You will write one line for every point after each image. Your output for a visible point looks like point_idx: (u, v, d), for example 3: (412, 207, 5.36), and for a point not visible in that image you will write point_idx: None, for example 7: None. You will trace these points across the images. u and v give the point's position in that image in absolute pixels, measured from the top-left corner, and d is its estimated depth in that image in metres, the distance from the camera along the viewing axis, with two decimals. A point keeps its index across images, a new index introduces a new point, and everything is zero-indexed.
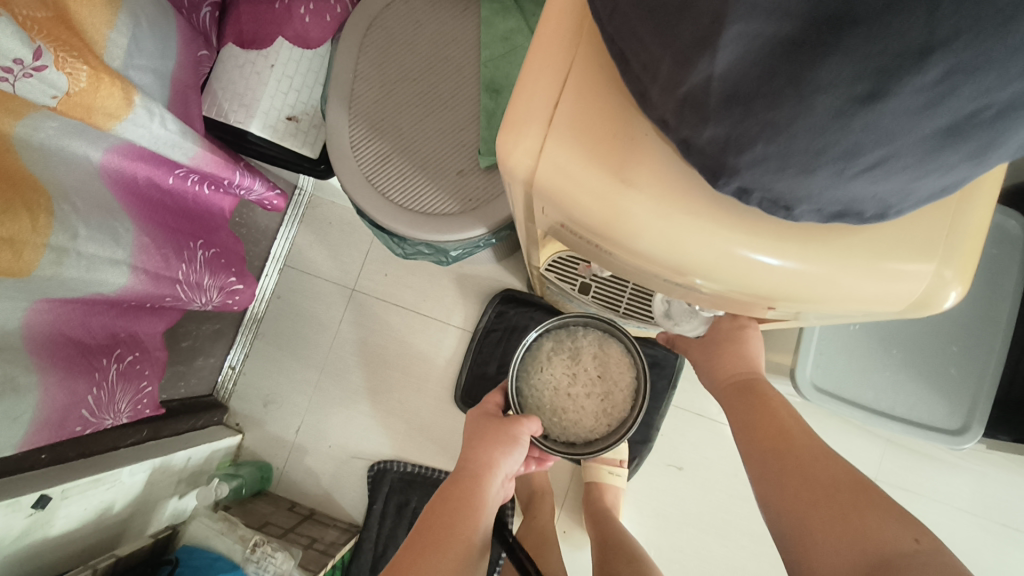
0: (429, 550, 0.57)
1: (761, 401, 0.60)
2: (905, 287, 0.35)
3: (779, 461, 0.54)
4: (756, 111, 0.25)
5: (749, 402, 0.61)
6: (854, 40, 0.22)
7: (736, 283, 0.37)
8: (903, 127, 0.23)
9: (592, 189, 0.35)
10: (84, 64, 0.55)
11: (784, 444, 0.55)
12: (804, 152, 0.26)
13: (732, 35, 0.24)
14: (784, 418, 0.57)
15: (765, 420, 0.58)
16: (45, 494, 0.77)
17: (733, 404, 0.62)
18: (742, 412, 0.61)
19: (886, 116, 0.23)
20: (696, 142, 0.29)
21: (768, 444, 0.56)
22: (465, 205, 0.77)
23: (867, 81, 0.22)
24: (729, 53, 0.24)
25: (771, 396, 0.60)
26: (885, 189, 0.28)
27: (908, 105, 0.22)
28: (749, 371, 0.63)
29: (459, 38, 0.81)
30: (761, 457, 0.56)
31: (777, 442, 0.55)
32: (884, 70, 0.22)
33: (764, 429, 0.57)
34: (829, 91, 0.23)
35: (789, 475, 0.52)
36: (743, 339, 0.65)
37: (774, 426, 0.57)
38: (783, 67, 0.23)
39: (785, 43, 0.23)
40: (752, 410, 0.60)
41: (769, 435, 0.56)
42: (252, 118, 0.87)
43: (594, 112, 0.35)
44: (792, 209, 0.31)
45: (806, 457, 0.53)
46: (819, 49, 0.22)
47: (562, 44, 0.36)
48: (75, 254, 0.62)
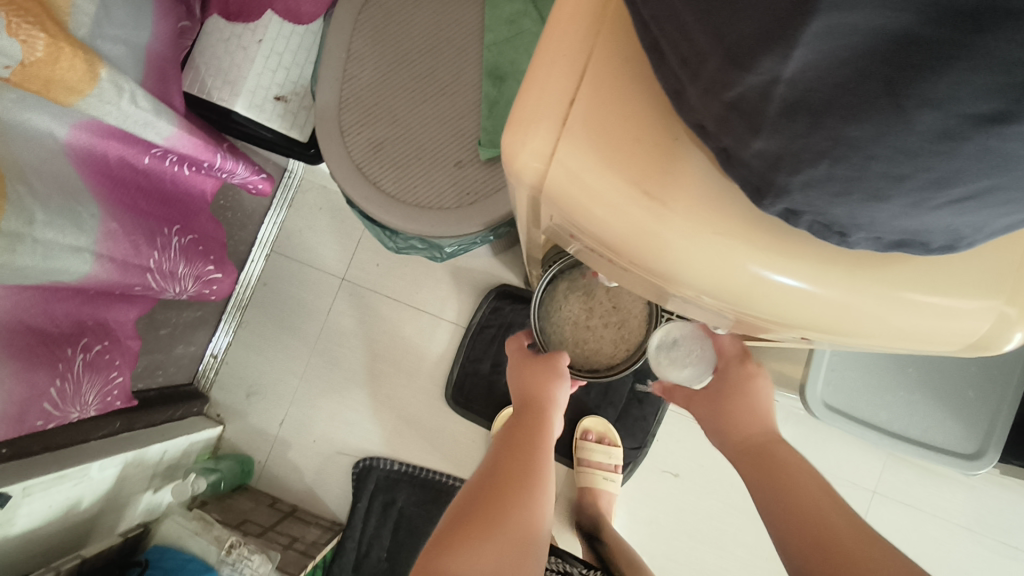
0: (506, 493, 0.55)
1: (781, 465, 0.53)
2: (962, 325, 0.31)
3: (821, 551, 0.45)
4: (827, 125, 0.20)
5: (766, 466, 0.54)
6: (993, 42, 0.17)
7: (763, 311, 0.33)
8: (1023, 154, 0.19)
9: (610, 200, 0.30)
10: (41, 31, 0.50)
11: (821, 527, 0.47)
12: (880, 176, 0.21)
13: (818, 30, 0.19)
14: (812, 491, 0.50)
15: (794, 491, 0.50)
16: (5, 492, 0.72)
17: (750, 470, 0.55)
18: (763, 480, 0.53)
19: (1009, 141, 0.19)
20: (738, 154, 0.25)
21: (802, 526, 0.48)
22: (462, 198, 0.72)
23: (996, 98, 0.18)
24: (807, 52, 0.19)
25: (788, 458, 0.53)
26: (964, 221, 0.24)
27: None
28: (762, 430, 0.57)
29: (461, 19, 0.74)
30: (795, 540, 0.48)
31: (813, 524, 0.47)
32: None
33: (790, 505, 0.50)
34: (939, 107, 0.19)
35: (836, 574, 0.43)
36: (747, 392, 0.60)
37: (803, 503, 0.49)
38: (882, 71, 0.19)
39: (895, 39, 0.18)
40: (774, 479, 0.52)
41: (799, 513, 0.48)
42: (237, 97, 0.81)
43: (615, 111, 0.30)
44: (847, 235, 0.26)
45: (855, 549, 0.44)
46: (943, 54, 0.18)
47: (580, 31, 0.31)
48: (30, 241, 0.57)
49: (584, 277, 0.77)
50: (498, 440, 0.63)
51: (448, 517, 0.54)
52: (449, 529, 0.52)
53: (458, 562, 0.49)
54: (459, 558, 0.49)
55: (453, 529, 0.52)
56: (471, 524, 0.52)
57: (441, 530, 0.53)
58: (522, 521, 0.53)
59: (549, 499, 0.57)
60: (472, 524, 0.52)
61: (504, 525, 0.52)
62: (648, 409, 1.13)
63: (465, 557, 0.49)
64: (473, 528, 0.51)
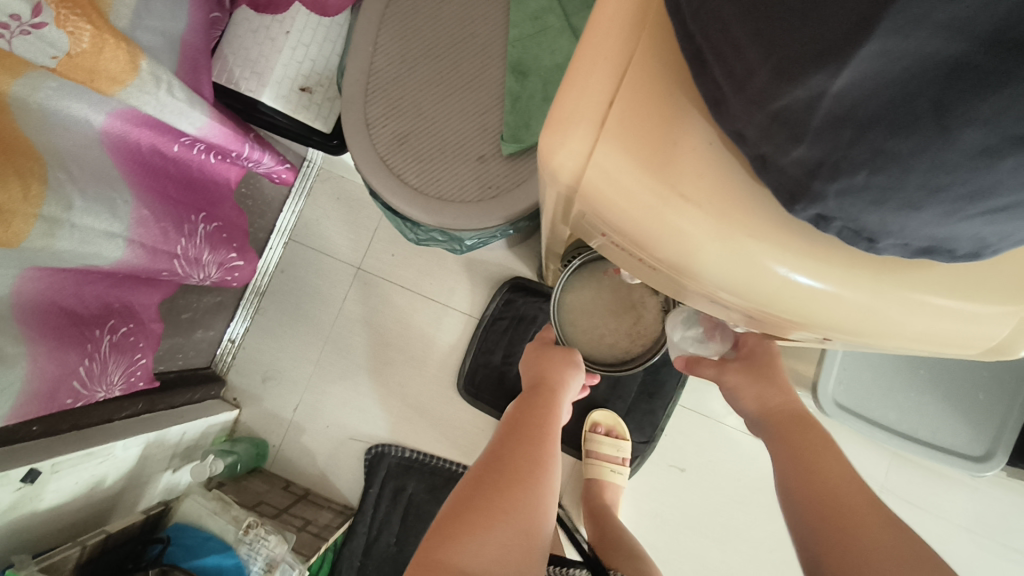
0: (517, 473, 0.57)
1: (806, 434, 0.56)
2: (980, 329, 0.32)
3: (825, 505, 0.50)
4: (870, 138, 0.22)
5: (794, 435, 0.57)
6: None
7: (786, 310, 0.34)
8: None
9: (644, 200, 0.31)
10: (87, 23, 0.52)
11: (833, 488, 0.51)
12: (917, 188, 0.22)
13: (873, 51, 0.20)
14: (832, 460, 0.53)
15: (811, 451, 0.54)
16: (35, 468, 0.74)
17: (776, 435, 0.58)
18: (789, 445, 0.56)
19: None
20: (776, 161, 0.26)
21: (817, 487, 0.51)
22: (484, 192, 0.73)
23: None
24: (858, 70, 0.20)
25: (816, 431, 0.56)
26: (992, 230, 0.25)
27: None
28: (790, 400, 0.60)
29: (486, 15, 0.75)
30: (807, 499, 0.51)
31: (824, 485, 0.51)
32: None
33: (813, 470, 0.53)
34: (982, 126, 0.19)
35: (830, 519, 0.49)
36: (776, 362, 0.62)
37: (823, 468, 0.52)
38: (929, 91, 0.20)
39: (946, 65, 0.19)
40: (799, 445, 0.55)
41: (816, 477, 0.52)
42: (264, 87, 0.83)
43: (653, 115, 0.31)
44: (876, 241, 0.27)
45: (849, 498, 0.50)
46: (990, 78, 0.18)
47: (621, 36, 0.33)
48: (68, 226, 0.59)
49: (606, 275, 0.77)
50: (504, 426, 0.64)
51: (452, 500, 0.55)
52: (453, 514, 0.54)
53: (461, 551, 0.51)
54: (471, 540, 0.51)
55: (458, 516, 0.53)
56: (475, 512, 0.53)
57: (445, 513, 0.54)
58: (524, 512, 0.55)
59: (551, 494, 0.59)
60: (477, 511, 0.53)
61: (507, 516, 0.54)
62: (656, 403, 1.14)
63: (477, 540, 0.51)
64: (477, 517, 0.53)
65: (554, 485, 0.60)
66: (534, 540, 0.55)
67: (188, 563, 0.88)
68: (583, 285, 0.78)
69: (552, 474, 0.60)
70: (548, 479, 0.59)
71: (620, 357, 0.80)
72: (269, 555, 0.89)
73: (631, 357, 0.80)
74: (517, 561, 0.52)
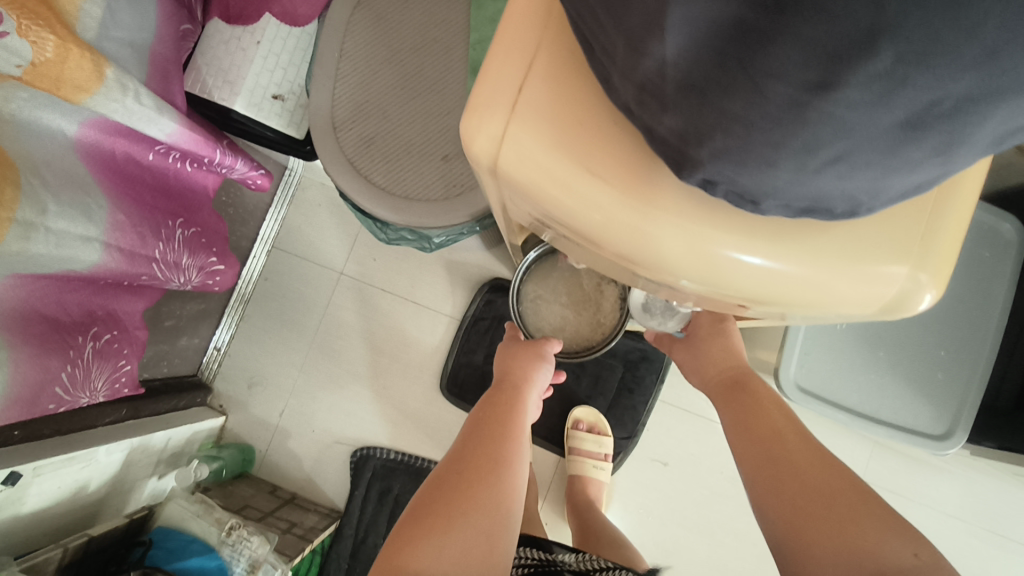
0: (478, 473, 0.59)
1: (752, 399, 0.59)
2: (880, 288, 0.34)
3: (772, 464, 0.52)
4: (711, 99, 0.24)
5: (737, 400, 0.59)
6: (801, 24, 0.20)
7: (726, 287, 0.36)
8: (862, 121, 0.22)
9: (558, 177, 0.34)
10: (51, 33, 0.54)
11: (776, 447, 0.53)
12: (765, 144, 0.24)
13: (679, 18, 0.23)
14: (777, 420, 0.55)
15: (756, 416, 0.56)
16: (16, 471, 0.75)
17: (722, 401, 0.61)
18: (735, 409, 0.59)
19: (840, 107, 0.21)
20: (657, 131, 0.28)
21: (760, 447, 0.54)
22: (449, 190, 0.76)
23: (816, 69, 0.21)
24: (677, 36, 0.23)
25: (762, 394, 0.59)
26: (852, 186, 0.26)
27: (860, 97, 0.21)
28: (737, 366, 0.62)
29: (448, 20, 0.78)
30: (753, 459, 0.54)
31: (768, 444, 0.54)
32: (835, 55, 0.20)
33: (755, 431, 0.55)
34: (780, 78, 0.21)
35: (782, 479, 0.51)
36: (725, 333, 0.65)
37: (765, 430, 0.55)
38: (733, 52, 0.22)
39: (734, 25, 0.21)
40: (745, 409, 0.58)
41: (759, 438, 0.55)
42: (237, 96, 0.85)
43: (560, 97, 0.34)
44: (758, 203, 0.29)
45: (796, 456, 0.52)
46: (766, 34, 0.21)
47: (529, 25, 0.35)
48: (43, 230, 0.61)
49: (561, 267, 0.81)
50: (468, 425, 0.66)
51: (416, 501, 0.57)
52: (414, 517, 0.55)
53: (420, 555, 0.52)
54: (431, 543, 0.53)
55: (417, 520, 0.55)
56: (435, 515, 0.55)
57: (406, 517, 0.56)
58: (486, 511, 0.57)
59: (516, 491, 0.61)
60: (436, 515, 0.55)
61: (467, 517, 0.55)
62: (637, 398, 1.15)
63: (437, 542, 0.53)
64: (437, 521, 0.54)
65: (518, 481, 0.62)
66: (494, 536, 0.56)
67: (172, 565, 0.88)
68: (545, 275, 0.82)
69: (516, 471, 0.62)
70: (510, 476, 0.61)
71: (584, 345, 0.82)
72: (251, 556, 0.90)
73: (595, 345, 0.81)
74: (479, 561, 0.54)
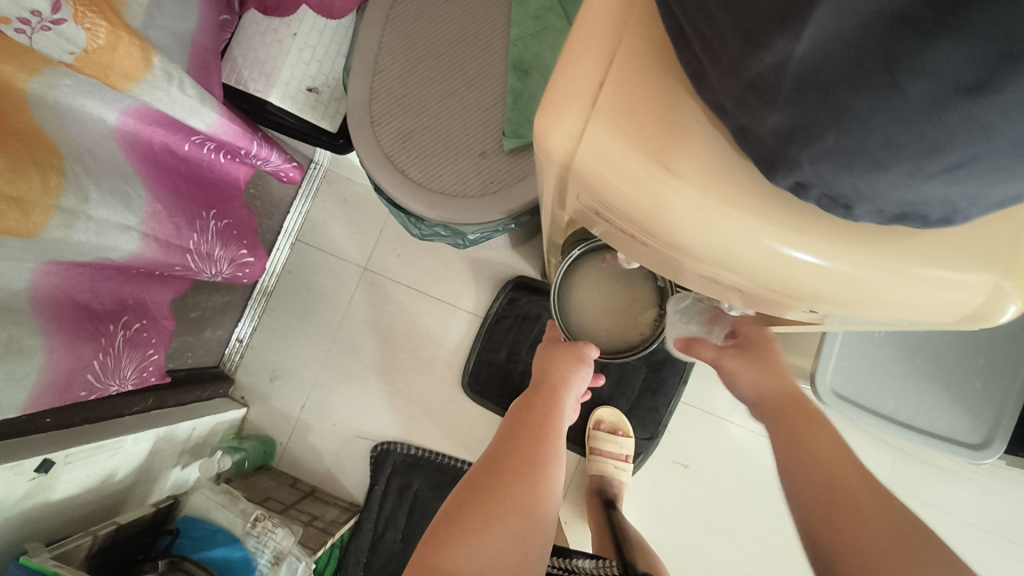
0: (514, 475, 0.58)
1: (805, 419, 0.58)
2: (961, 297, 0.34)
3: (827, 489, 0.51)
4: (833, 98, 0.23)
5: (791, 417, 0.59)
6: (972, 21, 0.19)
7: (789, 287, 0.35)
8: (1006, 125, 0.21)
9: (636, 177, 0.33)
10: (104, 20, 0.54)
11: (832, 473, 0.52)
12: (881, 146, 0.24)
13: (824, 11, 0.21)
14: (829, 445, 0.55)
15: (810, 437, 0.56)
16: (48, 458, 0.75)
17: (773, 420, 0.60)
18: (786, 429, 0.58)
19: (991, 110, 0.20)
20: (754, 131, 0.28)
21: (815, 467, 0.53)
22: (486, 187, 0.75)
23: (980, 70, 0.19)
24: (815, 31, 0.22)
25: (817, 416, 0.58)
26: (958, 191, 0.26)
27: (1021, 100, 0.20)
28: (789, 387, 0.62)
29: (487, 16, 0.77)
30: (805, 481, 0.53)
31: (823, 469, 0.53)
32: (1004, 56, 0.19)
33: (809, 451, 0.55)
34: (927, 77, 0.20)
35: (838, 509, 0.50)
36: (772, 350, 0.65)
37: (818, 451, 0.54)
38: (879, 50, 0.21)
39: (890, 19, 0.20)
40: (796, 429, 0.57)
41: (812, 458, 0.54)
42: (272, 88, 0.85)
43: (641, 95, 0.33)
44: (852, 208, 0.29)
45: (851, 484, 0.51)
46: (926, 30, 0.20)
47: (610, 20, 0.34)
48: (85, 218, 0.61)
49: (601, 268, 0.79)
50: (504, 428, 0.65)
51: (450, 503, 0.57)
52: (449, 518, 0.55)
53: (454, 556, 0.51)
54: (465, 543, 0.52)
55: (453, 519, 0.54)
56: (470, 516, 0.54)
57: (441, 518, 0.55)
58: (521, 513, 0.56)
59: (551, 494, 0.60)
60: (472, 515, 0.54)
61: (503, 519, 0.55)
62: (660, 400, 1.15)
63: (472, 544, 0.52)
64: (472, 521, 0.54)
65: (553, 486, 0.61)
66: (528, 541, 0.55)
67: (197, 555, 0.89)
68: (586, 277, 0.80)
69: (551, 476, 0.61)
70: (545, 482, 0.60)
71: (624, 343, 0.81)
72: (276, 548, 0.90)
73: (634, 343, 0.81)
74: (513, 565, 0.53)
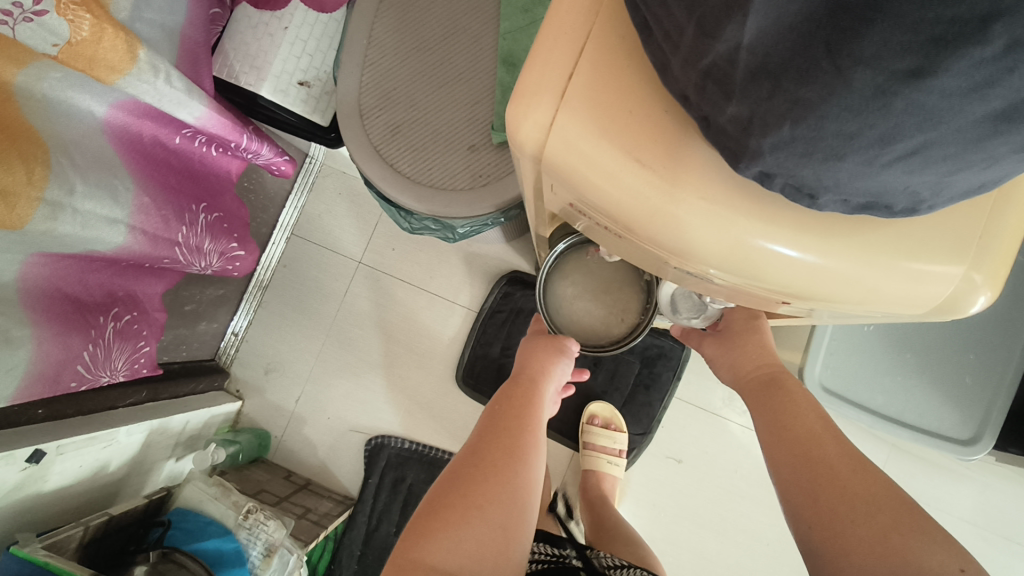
0: (494, 467, 0.59)
1: (787, 399, 0.58)
2: (931, 288, 0.34)
3: (809, 467, 0.52)
4: (785, 87, 0.24)
5: (773, 399, 0.59)
6: (907, 5, 0.20)
7: (760, 278, 0.35)
8: (952, 110, 0.22)
9: (608, 169, 0.33)
10: (88, 12, 0.54)
11: (812, 451, 0.53)
12: (835, 135, 0.24)
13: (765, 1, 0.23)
14: (812, 424, 0.55)
15: (792, 418, 0.56)
16: (40, 449, 0.76)
17: (757, 399, 0.61)
18: (769, 410, 0.59)
19: (932, 95, 0.21)
20: (715, 120, 0.28)
21: (796, 449, 0.54)
22: (475, 180, 0.75)
23: (915, 54, 0.20)
24: (760, 19, 0.23)
25: (797, 395, 0.58)
26: (921, 181, 0.26)
27: (957, 83, 0.21)
28: (772, 365, 0.62)
29: (477, 9, 0.77)
30: (787, 462, 0.54)
31: (804, 450, 0.53)
32: (938, 40, 0.20)
33: (791, 432, 0.55)
34: (870, 64, 0.21)
35: (819, 484, 0.50)
36: (758, 331, 0.64)
37: (800, 431, 0.54)
38: (821, 34, 0.22)
39: (827, 6, 0.21)
40: (778, 408, 0.58)
41: (795, 440, 0.54)
42: (263, 81, 0.85)
43: (611, 85, 0.33)
44: (817, 198, 0.29)
45: (836, 465, 0.51)
46: (864, 16, 0.21)
47: (581, 11, 0.34)
48: (70, 210, 0.61)
49: (587, 262, 0.80)
50: (484, 419, 0.65)
51: (431, 496, 0.57)
52: (428, 511, 0.55)
53: (436, 549, 0.52)
54: (445, 536, 0.53)
55: (433, 512, 0.55)
56: (450, 508, 0.55)
57: (421, 511, 0.56)
58: (500, 505, 0.56)
59: (532, 483, 0.61)
60: (453, 508, 0.55)
61: (483, 511, 0.55)
62: (654, 395, 1.15)
63: (452, 537, 0.53)
64: (453, 514, 0.54)
65: (533, 477, 0.61)
66: (509, 531, 0.56)
67: (190, 546, 0.89)
68: (572, 272, 0.81)
69: (530, 465, 0.61)
70: (525, 471, 0.60)
71: (610, 339, 0.81)
72: (268, 540, 0.90)
73: (620, 339, 0.81)
74: (494, 557, 0.53)
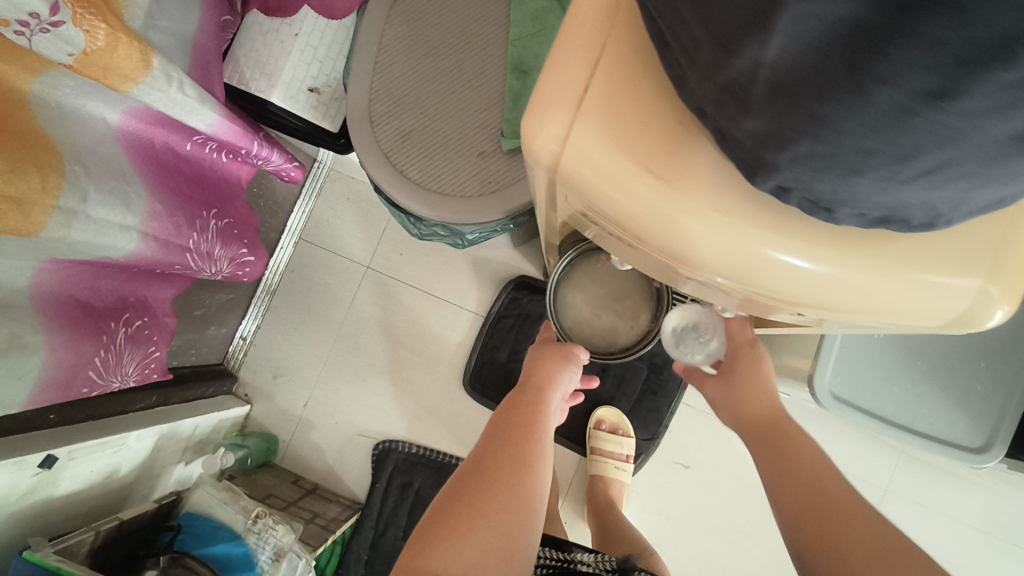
0: (499, 475, 0.59)
1: (787, 431, 0.59)
2: (946, 301, 0.33)
3: (809, 500, 0.52)
4: (805, 103, 0.24)
5: (774, 430, 0.60)
6: (929, 26, 0.20)
7: (773, 290, 0.35)
8: (973, 128, 0.22)
9: (623, 181, 0.33)
10: (102, 22, 0.54)
11: (812, 485, 0.53)
12: (854, 151, 0.24)
13: (789, 18, 0.23)
14: (812, 460, 0.55)
15: (793, 451, 0.57)
16: (52, 454, 0.76)
17: (757, 429, 0.61)
18: (770, 441, 0.59)
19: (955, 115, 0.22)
20: (732, 134, 0.28)
21: (796, 481, 0.54)
22: (484, 187, 0.75)
23: (938, 74, 0.21)
24: (782, 37, 0.23)
25: (795, 434, 0.58)
26: (938, 197, 0.26)
27: (979, 103, 0.21)
28: (772, 396, 0.62)
29: (487, 16, 0.77)
30: (788, 492, 0.54)
31: (805, 482, 0.53)
32: (962, 62, 0.20)
33: (791, 463, 0.56)
34: (893, 83, 0.21)
35: (822, 518, 0.50)
36: (757, 363, 0.64)
37: (801, 464, 0.55)
38: (843, 53, 0.22)
39: (850, 25, 0.21)
40: (779, 440, 0.58)
41: (796, 472, 0.55)
42: (273, 88, 0.86)
43: (626, 96, 0.33)
44: (834, 211, 0.28)
45: (839, 501, 0.51)
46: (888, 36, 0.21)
47: (596, 21, 0.34)
48: (83, 217, 0.61)
49: (597, 271, 0.81)
50: (490, 427, 0.65)
51: (437, 504, 0.57)
52: (434, 519, 0.55)
53: (440, 556, 0.52)
54: (450, 544, 0.53)
55: (438, 520, 0.55)
56: (456, 516, 0.55)
57: (427, 519, 0.56)
58: (505, 513, 0.56)
59: (538, 492, 0.61)
60: (458, 517, 0.55)
61: (488, 519, 0.55)
62: (661, 401, 1.14)
63: (457, 545, 0.53)
64: (458, 522, 0.54)
65: (540, 485, 0.61)
66: (514, 540, 0.55)
67: (199, 550, 0.89)
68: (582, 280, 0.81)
69: (537, 473, 0.61)
70: (531, 479, 0.60)
71: (621, 345, 0.81)
72: (276, 544, 0.90)
73: (631, 345, 0.81)
74: (498, 564, 0.53)
